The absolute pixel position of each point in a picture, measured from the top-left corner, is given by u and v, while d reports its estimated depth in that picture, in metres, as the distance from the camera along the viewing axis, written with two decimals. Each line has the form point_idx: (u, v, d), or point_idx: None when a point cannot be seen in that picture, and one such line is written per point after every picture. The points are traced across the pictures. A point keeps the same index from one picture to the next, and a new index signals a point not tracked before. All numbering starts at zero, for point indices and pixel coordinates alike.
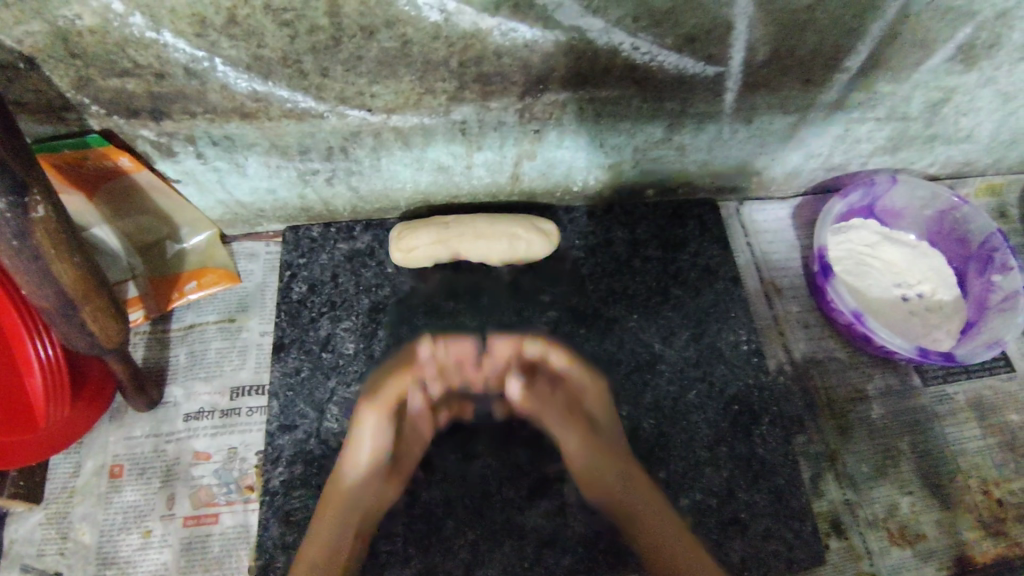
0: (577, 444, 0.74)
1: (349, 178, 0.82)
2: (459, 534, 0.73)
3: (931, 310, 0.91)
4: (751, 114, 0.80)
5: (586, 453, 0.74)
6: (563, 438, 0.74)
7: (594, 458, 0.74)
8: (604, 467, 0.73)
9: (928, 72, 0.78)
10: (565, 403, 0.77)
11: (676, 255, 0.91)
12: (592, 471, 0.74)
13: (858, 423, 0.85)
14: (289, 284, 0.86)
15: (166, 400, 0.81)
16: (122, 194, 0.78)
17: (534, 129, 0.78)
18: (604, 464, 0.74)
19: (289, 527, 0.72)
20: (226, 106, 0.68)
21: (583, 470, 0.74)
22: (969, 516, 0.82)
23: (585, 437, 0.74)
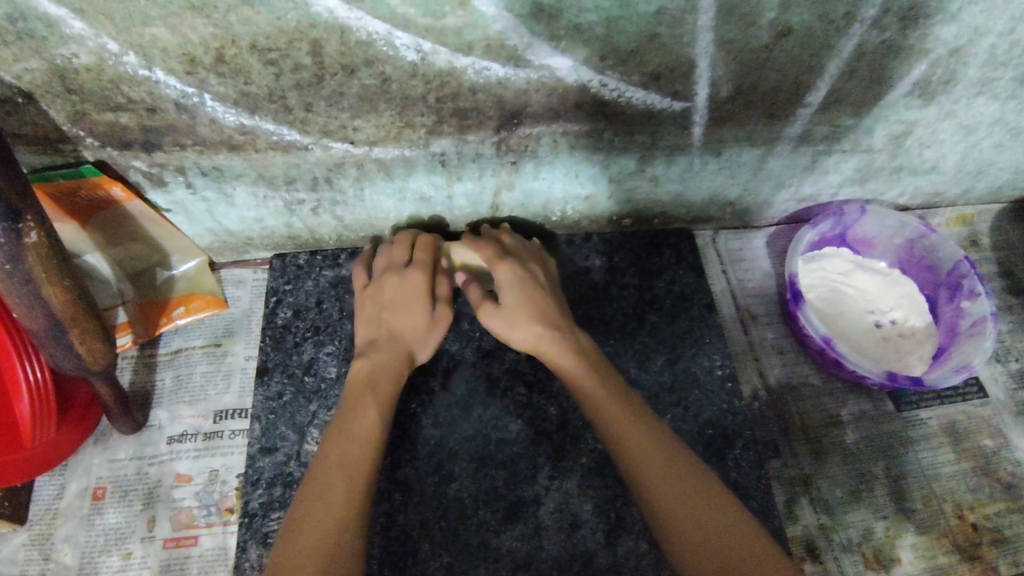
0: (511, 294, 0.78)
1: (334, 208, 0.85)
2: (435, 556, 0.74)
3: (904, 335, 0.93)
4: (720, 147, 0.84)
5: (525, 291, 0.78)
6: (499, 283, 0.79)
7: (530, 299, 0.78)
8: (545, 302, 0.79)
9: (888, 106, 0.82)
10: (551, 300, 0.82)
11: (652, 283, 0.94)
12: (537, 311, 0.78)
13: (833, 448, 0.87)
14: (274, 310, 0.88)
15: (150, 424, 0.82)
16: (114, 223, 0.81)
17: (511, 161, 0.81)
18: (542, 313, 0.78)
19: (265, 550, 0.73)
20: (214, 139, 0.71)
21: (537, 310, 0.78)
22: (944, 540, 0.82)
23: (513, 287, 0.78)
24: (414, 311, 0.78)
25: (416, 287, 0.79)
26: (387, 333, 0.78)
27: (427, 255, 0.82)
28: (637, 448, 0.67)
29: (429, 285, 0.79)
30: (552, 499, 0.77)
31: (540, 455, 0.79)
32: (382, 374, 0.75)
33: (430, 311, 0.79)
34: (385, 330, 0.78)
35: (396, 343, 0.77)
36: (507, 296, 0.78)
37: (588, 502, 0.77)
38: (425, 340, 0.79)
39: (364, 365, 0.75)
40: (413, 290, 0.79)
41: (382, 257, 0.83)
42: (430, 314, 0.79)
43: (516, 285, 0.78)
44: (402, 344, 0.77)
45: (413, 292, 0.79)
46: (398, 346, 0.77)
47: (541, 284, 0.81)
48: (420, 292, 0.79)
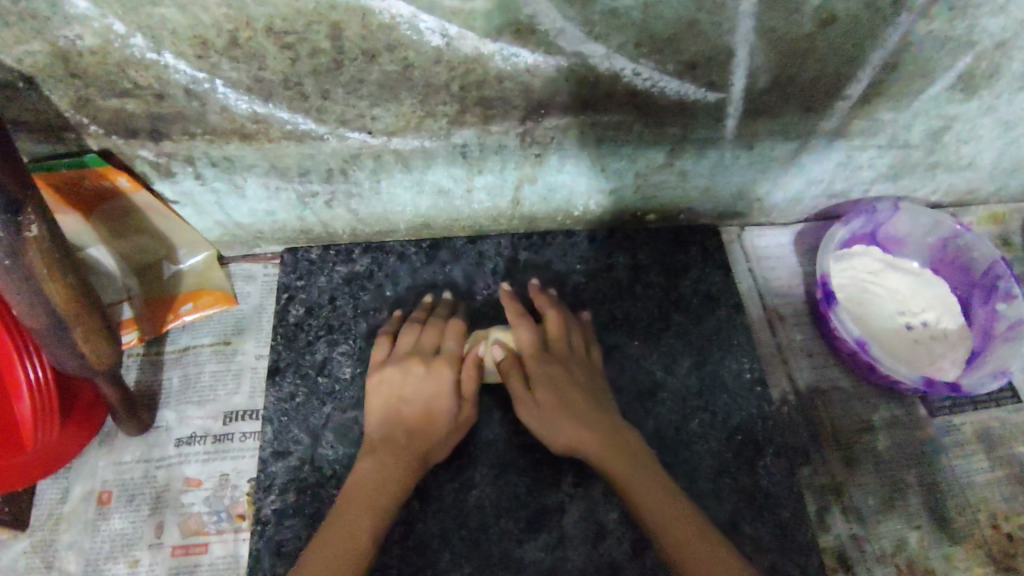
0: (560, 368, 0.76)
1: (349, 201, 0.81)
2: (455, 567, 0.71)
3: (936, 337, 0.90)
4: (753, 140, 0.80)
5: (560, 383, 0.75)
6: (532, 373, 0.76)
7: (576, 373, 0.77)
8: (582, 397, 0.74)
9: (929, 99, 0.78)
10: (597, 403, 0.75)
11: (678, 281, 0.91)
12: (588, 387, 0.76)
13: (865, 455, 0.84)
14: (286, 306, 0.85)
15: (158, 424, 0.79)
16: (120, 215, 0.78)
17: (535, 153, 0.77)
18: (592, 385, 0.77)
19: (279, 559, 0.70)
20: (225, 128, 0.68)
21: (587, 381, 0.77)
22: (980, 551, 0.79)
23: (561, 363, 0.77)
24: (439, 410, 0.73)
25: (441, 383, 0.74)
26: (405, 434, 0.71)
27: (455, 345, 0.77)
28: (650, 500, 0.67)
29: (458, 378, 0.75)
30: (575, 508, 0.74)
31: (564, 460, 0.76)
32: (384, 482, 0.68)
33: (455, 411, 0.74)
34: (401, 429, 0.72)
35: (410, 447, 0.70)
36: (554, 377, 0.75)
37: (613, 510, 0.74)
38: (444, 442, 0.73)
39: (368, 467, 0.69)
40: (437, 387, 0.74)
41: (409, 336, 0.78)
42: (454, 415, 0.74)
43: (559, 363, 0.77)
44: (417, 449, 0.71)
45: (437, 392, 0.73)
46: (413, 450, 0.70)
47: (578, 380, 0.76)
48: (446, 386, 0.74)
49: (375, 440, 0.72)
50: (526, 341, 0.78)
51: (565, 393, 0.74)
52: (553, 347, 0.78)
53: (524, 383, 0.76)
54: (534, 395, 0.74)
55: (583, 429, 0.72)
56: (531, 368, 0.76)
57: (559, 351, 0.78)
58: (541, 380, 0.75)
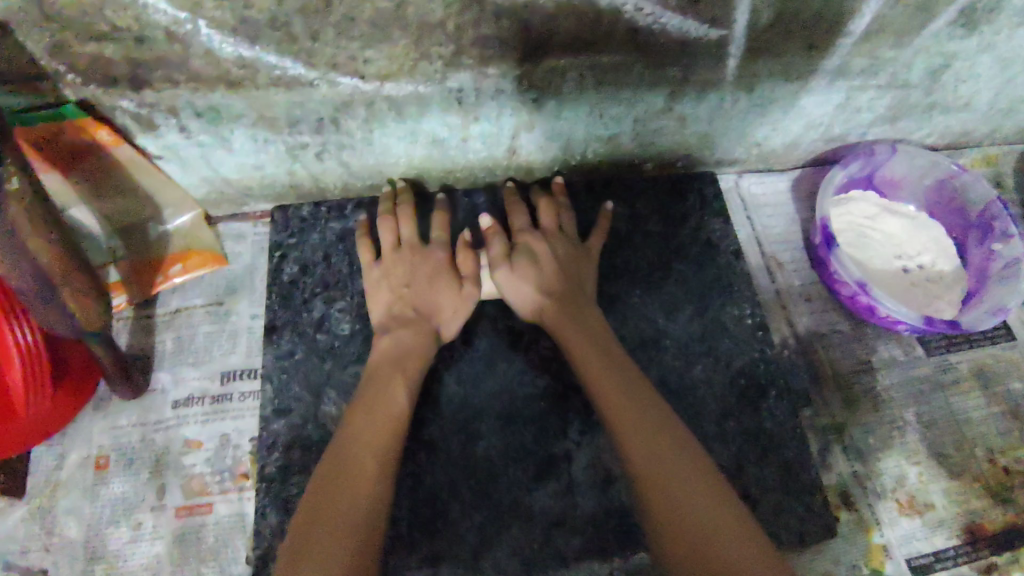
0: (539, 242, 0.78)
1: (340, 153, 0.79)
2: (465, 516, 0.71)
3: (933, 280, 0.90)
4: (754, 81, 0.78)
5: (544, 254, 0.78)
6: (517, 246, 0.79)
7: (557, 247, 0.79)
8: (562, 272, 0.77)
9: (931, 35, 0.77)
10: (578, 280, 0.78)
11: (677, 229, 0.90)
12: (565, 261, 0.78)
13: (865, 395, 0.84)
14: (280, 265, 0.82)
15: (153, 387, 0.77)
16: (101, 173, 0.75)
17: (533, 98, 0.74)
18: (571, 259, 0.79)
19: (287, 516, 0.69)
20: (210, 74, 0.65)
21: (566, 254, 0.79)
22: (977, 483, 0.81)
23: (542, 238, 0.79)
24: (441, 287, 0.75)
25: (438, 262, 0.77)
26: (411, 309, 0.74)
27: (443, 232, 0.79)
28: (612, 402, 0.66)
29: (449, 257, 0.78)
30: (583, 455, 0.74)
31: (570, 409, 0.76)
32: (406, 353, 0.71)
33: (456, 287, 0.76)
34: (409, 305, 0.74)
35: (422, 319, 0.73)
36: (535, 250, 0.78)
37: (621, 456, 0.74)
38: (452, 317, 0.76)
39: (387, 343, 0.72)
40: (434, 264, 0.76)
41: (390, 230, 0.79)
42: (457, 291, 0.76)
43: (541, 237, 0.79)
44: (428, 321, 0.74)
45: (435, 269, 0.76)
46: (423, 323, 0.73)
47: (562, 255, 0.79)
48: (442, 267, 0.76)
49: (384, 323, 0.74)
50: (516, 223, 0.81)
51: (539, 263, 0.77)
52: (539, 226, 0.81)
53: (504, 249, 0.78)
54: (512, 260, 0.77)
55: (545, 292, 0.75)
56: (516, 241, 0.79)
57: (546, 229, 0.80)
58: (522, 250, 0.78)
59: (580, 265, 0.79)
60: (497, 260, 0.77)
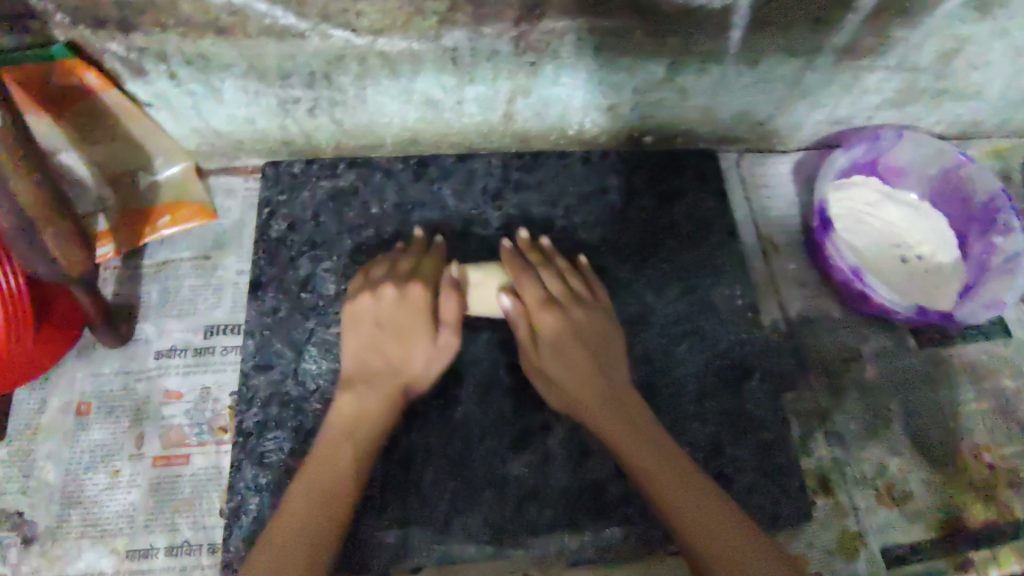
0: (563, 323, 0.70)
1: (333, 109, 0.77)
2: (439, 481, 0.71)
3: (929, 271, 0.89)
4: (758, 56, 0.76)
5: (570, 342, 0.70)
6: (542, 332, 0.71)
7: (584, 325, 0.71)
8: (592, 362, 0.69)
9: (943, 16, 0.74)
10: (608, 365, 0.70)
11: (673, 205, 0.88)
12: (591, 338, 0.71)
13: (851, 383, 0.83)
14: (268, 221, 0.81)
15: (137, 337, 0.77)
16: (90, 118, 0.74)
17: (530, 62, 0.73)
18: (599, 335, 0.71)
19: (262, 470, 0.69)
20: (199, 19, 0.63)
21: (591, 332, 0.71)
22: (957, 477, 0.80)
23: (566, 316, 0.71)
24: (416, 337, 0.70)
25: (419, 310, 0.70)
26: (382, 359, 0.69)
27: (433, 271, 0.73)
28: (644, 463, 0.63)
29: (433, 301, 0.71)
30: (561, 427, 0.73)
31: None
32: (368, 411, 0.67)
33: (433, 337, 0.70)
34: (380, 354, 0.69)
35: (389, 373, 0.69)
36: (558, 336, 0.70)
37: None
38: (423, 371, 0.71)
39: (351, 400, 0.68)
40: (413, 314, 0.70)
41: (380, 266, 0.74)
42: (433, 344, 0.70)
43: (567, 315, 0.71)
44: (394, 375, 0.69)
45: (414, 313, 0.70)
46: (392, 378, 0.69)
47: (587, 338, 0.71)
48: (423, 310, 0.70)
49: (352, 370, 0.69)
50: (533, 292, 0.71)
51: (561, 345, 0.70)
52: (561, 295, 0.72)
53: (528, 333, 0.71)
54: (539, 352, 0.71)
55: (574, 392, 0.69)
56: (538, 323, 0.70)
57: (568, 300, 0.72)
58: (547, 339, 0.70)
59: (606, 342, 0.71)
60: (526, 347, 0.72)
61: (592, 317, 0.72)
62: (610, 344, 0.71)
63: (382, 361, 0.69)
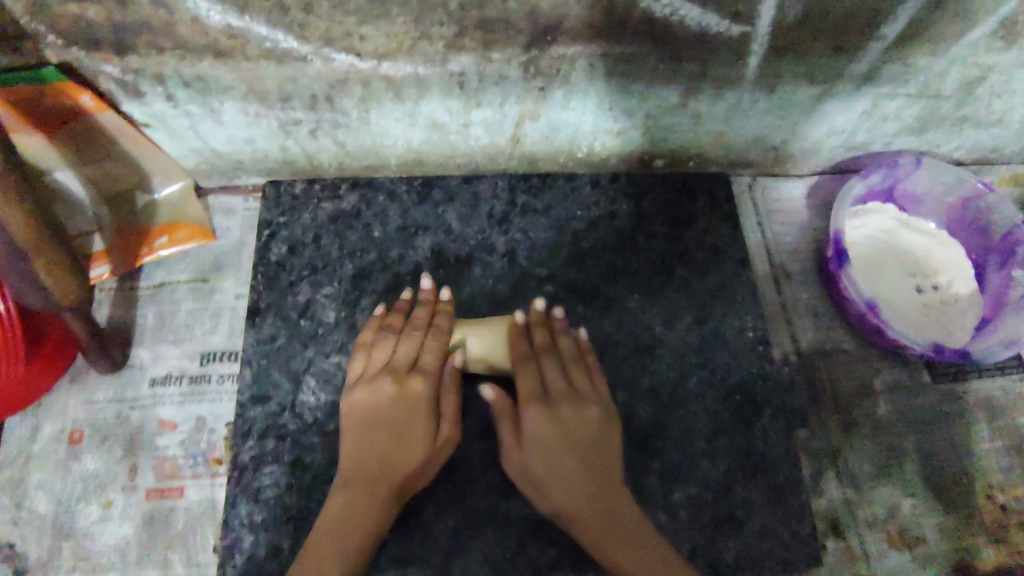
0: (549, 422, 0.66)
1: (335, 131, 0.75)
2: (439, 519, 0.69)
3: (946, 303, 0.86)
4: (775, 82, 0.73)
5: (557, 442, 0.65)
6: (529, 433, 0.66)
7: (569, 420, 0.66)
8: (579, 465, 0.65)
9: (969, 45, 0.71)
10: (600, 468, 0.65)
11: (683, 232, 0.86)
12: (577, 437, 0.66)
13: (863, 420, 0.81)
14: (268, 245, 0.79)
15: (131, 363, 0.75)
16: (86, 139, 0.72)
17: (539, 86, 0.70)
18: (588, 434, 0.66)
19: (257, 506, 0.68)
20: (197, 42, 0.61)
21: (581, 433, 0.66)
22: (971, 519, 0.78)
23: (550, 412, 0.66)
24: (414, 436, 0.65)
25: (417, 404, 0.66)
26: (380, 460, 0.64)
27: (434, 360, 0.69)
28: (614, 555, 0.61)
29: (432, 394, 0.67)
30: None
31: None
32: (359, 516, 0.62)
33: (432, 438, 0.66)
34: (375, 457, 0.64)
35: (390, 468, 0.64)
36: (544, 437, 0.65)
37: None
38: (424, 472, 0.66)
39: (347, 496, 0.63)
40: (412, 409, 0.66)
41: (383, 350, 0.69)
42: (431, 442, 0.66)
43: (552, 412, 0.66)
44: (393, 476, 0.64)
45: (412, 413, 0.66)
46: (389, 479, 0.64)
47: (578, 439, 0.66)
48: (422, 407, 0.66)
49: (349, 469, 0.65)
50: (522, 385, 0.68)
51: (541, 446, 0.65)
52: (550, 389, 0.68)
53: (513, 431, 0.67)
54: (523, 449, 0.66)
55: (559, 500, 0.64)
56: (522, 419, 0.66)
57: (559, 394, 0.68)
58: (531, 438, 0.66)
59: (597, 442, 0.66)
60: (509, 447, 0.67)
61: (586, 412, 0.67)
62: (602, 444, 0.66)
63: (379, 462, 0.64)
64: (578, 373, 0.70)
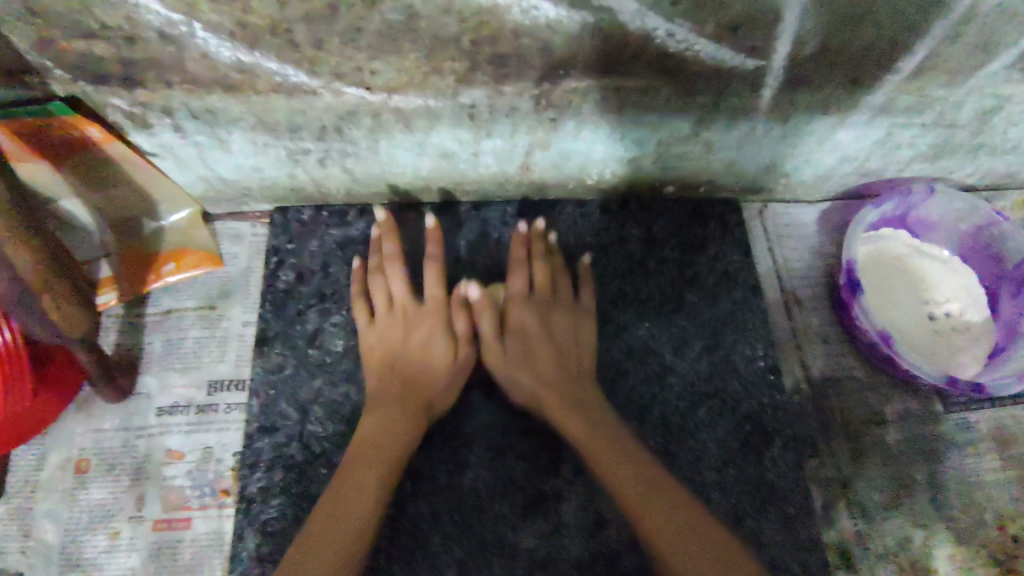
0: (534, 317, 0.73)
1: (344, 160, 0.75)
2: (447, 550, 0.69)
3: (957, 330, 0.85)
4: (788, 113, 0.73)
5: (541, 333, 0.72)
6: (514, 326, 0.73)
7: (552, 321, 0.73)
8: (558, 354, 0.72)
9: (986, 77, 0.71)
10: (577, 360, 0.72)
11: (693, 259, 0.85)
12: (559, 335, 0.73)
13: (875, 450, 0.80)
14: (275, 272, 0.79)
15: (138, 391, 0.75)
16: (93, 168, 0.72)
17: (550, 118, 0.70)
18: (568, 331, 0.73)
19: (264, 538, 0.67)
20: (206, 77, 0.61)
21: (565, 327, 0.73)
22: (984, 551, 0.77)
23: (535, 309, 0.74)
24: (434, 352, 0.71)
25: (430, 324, 0.72)
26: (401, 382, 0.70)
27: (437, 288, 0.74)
28: (601, 460, 0.65)
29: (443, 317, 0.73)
30: (574, 496, 0.71)
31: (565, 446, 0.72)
32: (395, 433, 0.66)
33: (450, 353, 0.71)
34: (399, 380, 0.70)
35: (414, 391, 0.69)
36: (528, 329, 0.72)
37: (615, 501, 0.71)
38: (448, 388, 0.71)
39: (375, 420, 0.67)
40: (425, 330, 0.72)
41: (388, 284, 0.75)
42: (450, 355, 0.72)
43: (538, 311, 0.73)
44: (419, 395, 0.69)
45: (428, 332, 0.72)
46: (415, 399, 0.69)
47: (558, 333, 0.73)
48: (435, 328, 0.72)
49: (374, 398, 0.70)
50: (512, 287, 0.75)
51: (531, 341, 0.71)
52: (536, 291, 0.75)
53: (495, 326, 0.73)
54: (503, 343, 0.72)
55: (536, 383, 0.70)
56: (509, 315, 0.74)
57: (543, 296, 0.75)
58: (515, 330, 0.73)
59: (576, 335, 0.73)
60: (488, 341, 0.72)
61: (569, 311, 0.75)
62: (581, 339, 0.73)
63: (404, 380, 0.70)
64: (565, 277, 0.77)
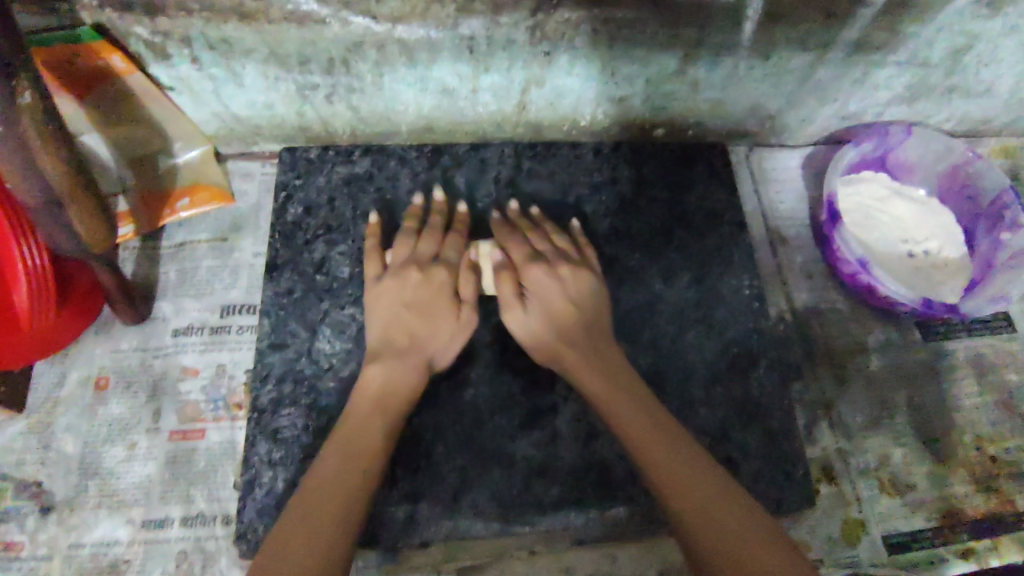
0: (549, 277, 0.71)
1: (350, 96, 0.79)
2: (448, 459, 0.72)
3: (936, 265, 0.89)
4: (770, 49, 0.77)
5: (556, 290, 0.71)
6: (531, 287, 0.72)
7: (568, 280, 0.72)
8: (575, 310, 0.71)
9: (954, 13, 0.75)
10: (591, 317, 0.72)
11: (682, 197, 0.89)
12: (575, 292, 0.72)
13: (857, 374, 0.84)
14: (285, 206, 0.83)
15: (155, 315, 0.79)
16: (114, 101, 0.76)
17: (545, 51, 0.74)
18: (583, 292, 0.72)
19: (276, 445, 0.71)
20: (223, 3, 0.65)
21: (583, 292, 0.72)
22: (960, 468, 0.81)
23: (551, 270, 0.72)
24: (439, 315, 0.71)
25: (441, 285, 0.71)
26: (406, 337, 0.69)
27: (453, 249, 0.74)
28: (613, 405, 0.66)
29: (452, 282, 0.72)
30: (569, 409, 0.75)
31: None
32: (393, 387, 0.68)
33: (455, 313, 0.71)
34: (404, 331, 0.70)
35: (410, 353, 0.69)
36: (545, 289, 0.71)
37: None
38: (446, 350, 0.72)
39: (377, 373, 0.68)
40: (436, 292, 0.71)
41: (404, 246, 0.74)
42: (458, 317, 0.71)
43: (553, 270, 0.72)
44: (419, 351, 0.70)
45: (436, 294, 0.71)
46: (416, 355, 0.69)
47: (575, 292, 0.72)
48: (446, 291, 0.71)
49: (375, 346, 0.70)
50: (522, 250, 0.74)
51: (551, 301, 0.71)
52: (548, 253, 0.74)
53: (513, 288, 0.72)
54: (522, 301, 0.72)
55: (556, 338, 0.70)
56: (523, 276, 0.72)
57: (556, 256, 0.74)
58: (532, 288, 0.72)
59: (591, 295, 0.73)
60: (508, 303, 0.71)
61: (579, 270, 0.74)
62: (595, 300, 0.73)
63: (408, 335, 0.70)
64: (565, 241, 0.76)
